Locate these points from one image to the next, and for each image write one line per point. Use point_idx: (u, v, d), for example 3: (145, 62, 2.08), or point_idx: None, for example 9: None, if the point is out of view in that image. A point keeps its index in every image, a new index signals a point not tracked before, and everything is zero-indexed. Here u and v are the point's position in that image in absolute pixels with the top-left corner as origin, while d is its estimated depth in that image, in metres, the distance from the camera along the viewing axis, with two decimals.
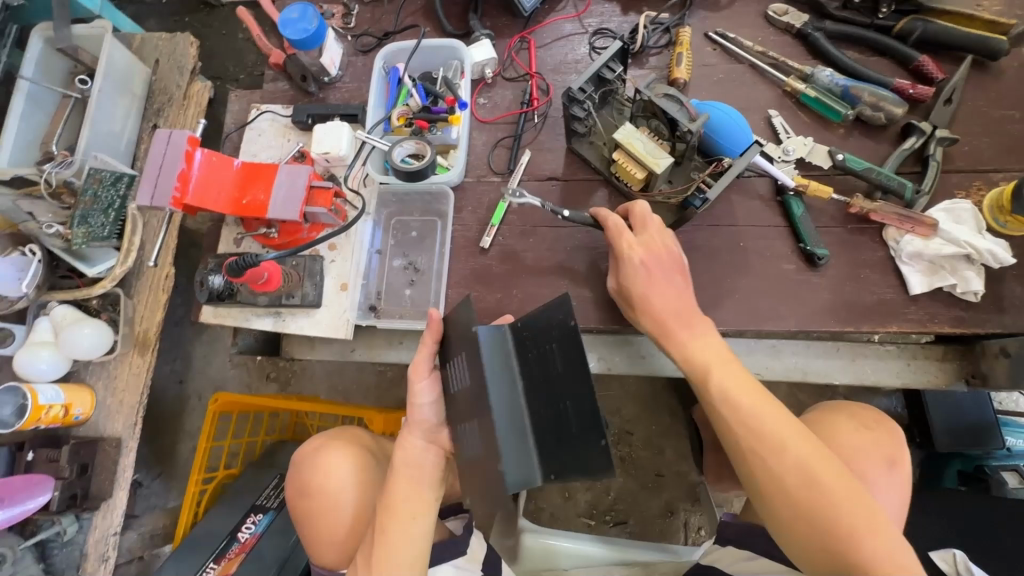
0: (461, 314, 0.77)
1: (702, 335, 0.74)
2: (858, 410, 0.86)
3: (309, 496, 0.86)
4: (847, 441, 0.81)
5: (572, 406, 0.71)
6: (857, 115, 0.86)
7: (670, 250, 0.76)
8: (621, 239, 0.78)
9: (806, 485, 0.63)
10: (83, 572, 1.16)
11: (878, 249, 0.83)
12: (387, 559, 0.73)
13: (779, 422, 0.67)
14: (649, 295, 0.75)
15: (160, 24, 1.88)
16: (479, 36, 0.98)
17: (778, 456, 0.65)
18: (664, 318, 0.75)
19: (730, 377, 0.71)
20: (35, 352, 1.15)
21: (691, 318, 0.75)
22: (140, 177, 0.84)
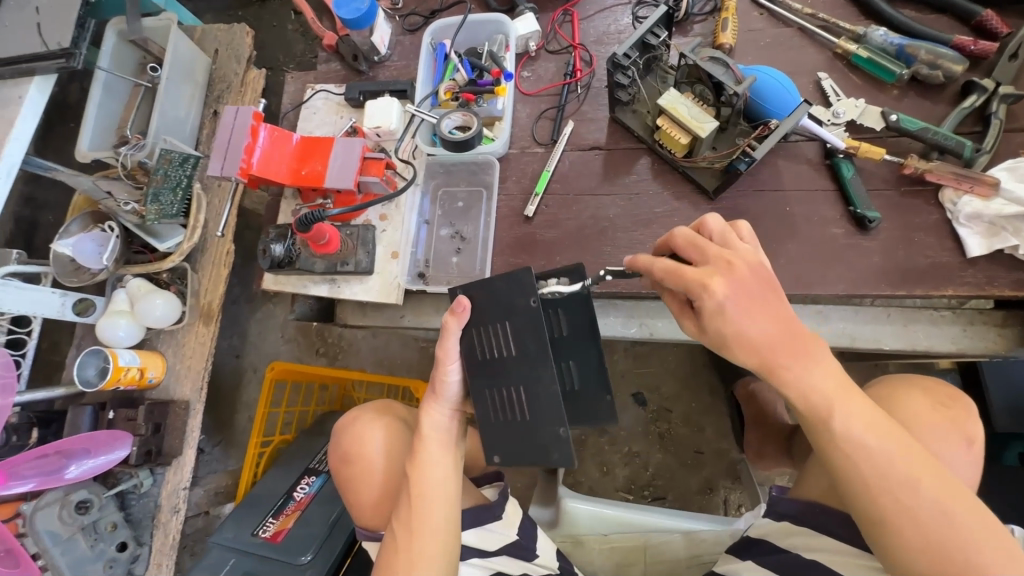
0: (496, 288, 0.73)
1: (819, 364, 0.61)
2: (928, 384, 0.77)
3: (349, 462, 0.90)
4: (918, 420, 0.72)
5: (575, 366, 0.77)
6: (912, 75, 0.84)
7: (749, 265, 0.62)
8: (687, 273, 0.63)
9: (944, 527, 0.56)
10: (157, 522, 1.27)
11: (933, 212, 0.81)
12: (419, 519, 0.75)
13: (909, 456, 0.59)
14: (743, 330, 0.60)
15: (216, 19, 1.99)
16: (523, 10, 1.00)
17: (910, 492, 0.57)
18: (768, 356, 0.60)
19: (852, 408, 0.60)
20: (115, 320, 1.26)
21: (799, 348, 0.60)
22: (211, 152, 0.90)
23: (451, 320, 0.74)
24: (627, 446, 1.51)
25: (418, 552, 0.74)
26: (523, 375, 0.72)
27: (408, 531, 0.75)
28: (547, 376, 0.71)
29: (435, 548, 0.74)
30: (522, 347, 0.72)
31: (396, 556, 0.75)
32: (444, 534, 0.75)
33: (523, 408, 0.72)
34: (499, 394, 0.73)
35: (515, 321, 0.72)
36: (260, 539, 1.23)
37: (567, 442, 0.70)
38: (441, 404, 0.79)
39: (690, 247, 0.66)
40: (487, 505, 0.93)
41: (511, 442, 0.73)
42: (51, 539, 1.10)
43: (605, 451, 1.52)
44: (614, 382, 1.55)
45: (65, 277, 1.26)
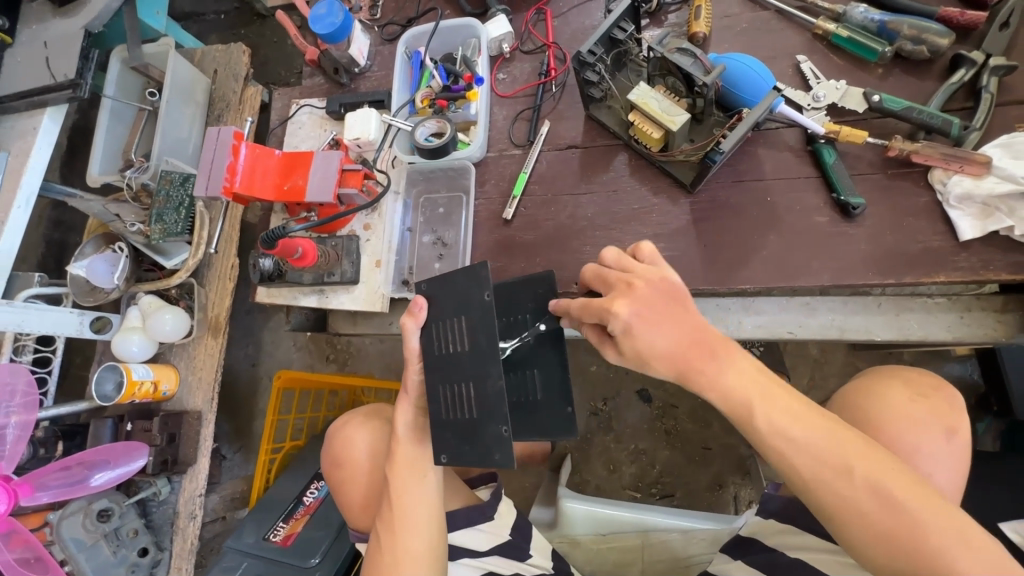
0: (457, 283, 0.75)
1: (731, 363, 0.63)
2: (908, 375, 0.73)
3: (340, 467, 0.92)
4: (892, 415, 0.69)
5: (539, 374, 0.78)
6: (897, 52, 0.81)
7: (650, 281, 0.64)
8: (596, 302, 0.65)
9: (882, 507, 0.55)
10: (176, 528, 1.33)
11: (923, 194, 0.77)
12: (401, 519, 0.77)
13: (837, 443, 0.58)
14: (650, 342, 0.62)
15: (220, 39, 2.05)
16: (495, 12, 1.00)
17: (842, 479, 0.57)
18: (683, 361, 0.62)
19: (772, 402, 0.61)
20: (127, 336, 1.32)
21: (712, 348, 0.63)
22: (198, 172, 0.94)
23: (410, 321, 0.77)
24: (633, 443, 1.49)
25: (402, 551, 0.75)
26: (473, 372, 0.72)
27: (391, 532, 0.77)
28: (492, 374, 0.71)
29: (419, 546, 0.76)
30: (474, 343, 0.73)
31: (381, 556, 0.77)
32: (427, 532, 0.77)
33: (472, 406, 0.72)
34: (452, 389, 0.74)
35: (469, 314, 0.73)
36: (271, 543, 1.27)
37: (506, 442, 0.68)
38: (410, 402, 0.81)
39: (598, 281, 0.68)
40: (479, 505, 0.90)
41: (458, 440, 0.72)
42: (76, 547, 1.16)
43: (611, 449, 1.50)
44: (619, 379, 1.54)
45: (81, 297, 1.33)
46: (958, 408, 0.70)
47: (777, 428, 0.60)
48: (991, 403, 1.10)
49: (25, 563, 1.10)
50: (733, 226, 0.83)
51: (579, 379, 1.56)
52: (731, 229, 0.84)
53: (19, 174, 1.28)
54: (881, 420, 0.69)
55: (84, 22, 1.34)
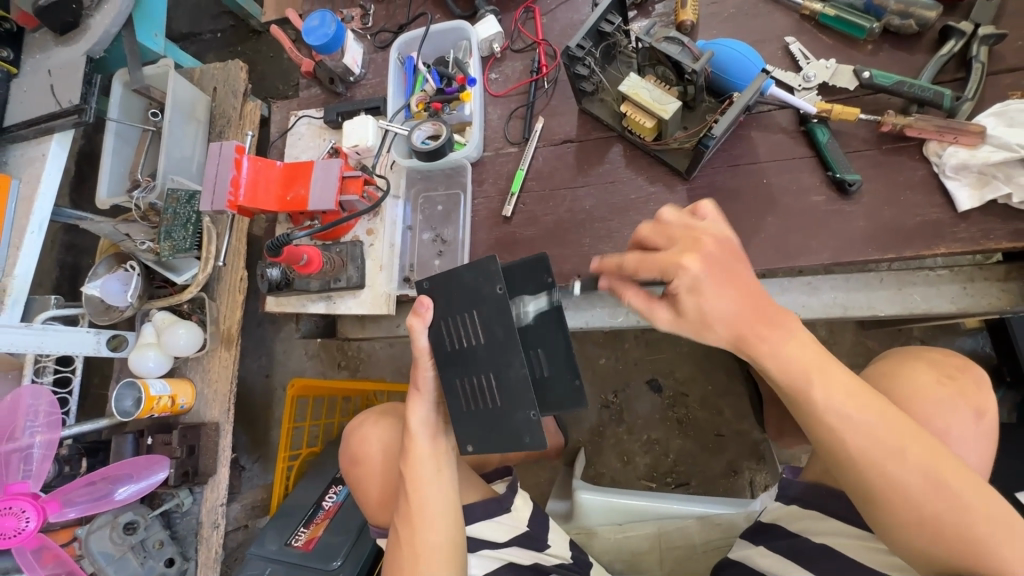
0: (467, 277, 0.77)
1: (792, 340, 0.61)
2: (932, 355, 0.74)
3: (358, 464, 0.94)
4: (919, 395, 0.69)
5: (544, 354, 0.77)
6: (885, 28, 0.81)
7: (717, 240, 0.62)
8: (658, 257, 0.62)
9: (934, 493, 0.57)
10: (201, 537, 1.36)
11: (919, 167, 0.77)
12: (418, 514, 0.78)
13: (892, 427, 0.59)
14: (719, 306, 0.60)
15: (218, 57, 2.08)
16: (484, 13, 1.01)
17: (898, 462, 0.58)
18: (745, 328, 0.61)
19: (831, 380, 0.61)
20: (144, 353, 1.35)
21: (772, 320, 0.61)
22: (202, 189, 0.97)
23: (416, 320, 0.77)
24: (646, 434, 1.50)
25: (420, 545, 0.77)
26: (495, 363, 0.75)
27: (409, 527, 0.78)
28: (513, 364, 0.74)
29: (437, 540, 0.77)
30: (490, 335, 0.75)
31: (401, 550, 0.78)
32: (445, 527, 0.78)
33: (495, 395, 0.75)
34: (470, 381, 0.76)
35: (483, 306, 0.75)
36: (293, 548, 1.29)
37: (535, 425, 0.72)
38: (423, 399, 0.82)
39: (658, 236, 0.65)
40: (497, 498, 0.92)
41: (483, 429, 0.75)
42: (105, 559, 1.20)
43: (624, 440, 1.51)
44: (628, 370, 1.54)
45: (97, 317, 1.36)
46: (984, 386, 0.71)
47: (832, 407, 0.60)
48: (1004, 374, 1.09)
49: None
50: (731, 210, 0.84)
51: (589, 373, 1.57)
52: (729, 213, 0.84)
53: (31, 200, 1.32)
54: (914, 400, 0.69)
55: (85, 49, 1.38)
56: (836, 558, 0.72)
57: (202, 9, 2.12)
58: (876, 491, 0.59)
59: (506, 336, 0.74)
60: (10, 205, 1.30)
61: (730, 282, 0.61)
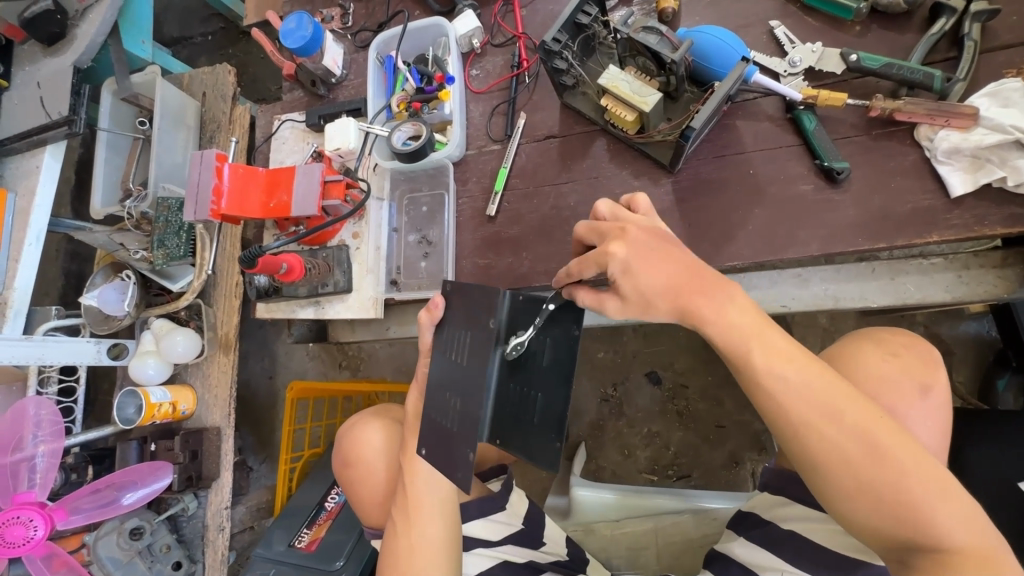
0: (473, 292, 0.72)
1: (733, 303, 0.60)
2: (881, 335, 0.72)
3: (350, 464, 0.91)
4: (862, 374, 0.68)
5: (541, 399, 0.70)
6: (872, 7, 0.78)
7: (641, 227, 0.63)
8: (592, 253, 0.63)
9: (871, 459, 0.55)
10: (207, 541, 1.38)
11: (910, 152, 0.75)
12: (416, 512, 0.78)
13: (831, 389, 0.57)
14: (653, 287, 0.61)
15: (210, 60, 2.08)
16: (463, 8, 0.99)
17: (834, 426, 0.56)
18: (684, 295, 0.61)
19: (770, 342, 0.59)
20: (143, 360, 1.36)
21: (711, 288, 0.61)
22: (186, 198, 0.96)
23: (425, 316, 0.77)
24: (646, 426, 1.49)
25: (417, 543, 0.76)
26: (464, 389, 0.70)
27: (406, 525, 0.78)
28: (479, 397, 0.68)
29: (434, 538, 0.77)
30: (471, 359, 0.71)
31: (397, 548, 0.77)
32: (442, 525, 0.78)
33: (455, 420, 0.70)
34: (445, 396, 0.73)
35: (476, 325, 0.71)
36: (297, 549, 1.30)
37: (468, 467, 0.66)
38: (418, 393, 0.83)
39: (594, 234, 0.66)
40: (493, 496, 0.92)
41: (437, 443, 0.72)
42: (112, 564, 1.24)
43: (625, 433, 1.50)
44: (627, 363, 1.53)
45: (96, 326, 1.38)
46: (931, 361, 0.69)
47: (769, 369, 0.59)
48: (1009, 359, 1.06)
49: None
50: (716, 203, 0.82)
51: (587, 367, 1.56)
52: (715, 205, 0.82)
53: (27, 213, 1.33)
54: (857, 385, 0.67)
55: (73, 59, 1.37)
56: (826, 554, 0.71)
57: (191, 12, 2.11)
58: (814, 457, 0.57)
59: (478, 365, 0.69)
60: (6, 219, 1.31)
61: (654, 259, 0.61)
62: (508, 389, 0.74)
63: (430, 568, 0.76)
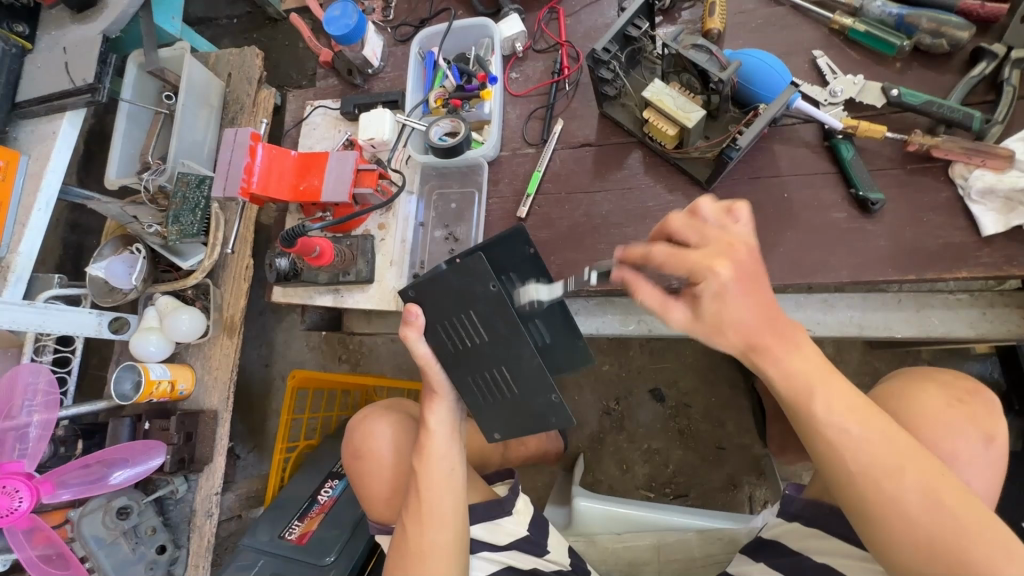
0: (461, 276, 0.73)
1: (799, 351, 0.62)
2: (942, 376, 0.73)
3: (361, 459, 0.89)
4: (929, 417, 0.68)
5: (541, 322, 0.81)
6: (915, 46, 0.80)
7: (748, 247, 0.61)
8: (690, 257, 0.60)
9: (934, 515, 0.55)
10: (193, 526, 1.34)
11: (944, 190, 0.77)
12: (428, 512, 0.75)
13: (892, 442, 0.59)
14: (740, 315, 0.60)
15: (233, 42, 2.07)
16: (508, 11, 1.00)
17: (894, 481, 0.57)
18: (758, 338, 0.61)
19: (832, 391, 0.61)
20: (145, 336, 1.34)
21: (783, 331, 0.61)
22: (215, 174, 0.95)
23: (409, 329, 0.75)
24: (646, 443, 1.49)
25: (427, 544, 0.73)
26: (507, 361, 0.74)
27: (417, 524, 0.75)
28: (524, 356, 0.73)
29: (444, 541, 0.73)
30: (492, 332, 0.73)
31: (408, 548, 0.75)
32: (454, 528, 0.75)
33: (511, 386, 0.75)
34: (482, 378, 0.75)
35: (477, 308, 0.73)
36: (287, 541, 1.27)
37: (558, 408, 0.73)
38: (442, 401, 0.79)
39: (691, 232, 0.63)
40: (498, 499, 0.86)
41: (507, 418, 0.76)
42: (96, 543, 1.19)
43: (624, 448, 1.50)
44: (632, 378, 1.53)
45: (100, 298, 1.34)
46: (995, 411, 0.70)
47: (829, 418, 0.60)
48: (1012, 402, 1.06)
49: (47, 559, 1.13)
50: (749, 223, 0.83)
51: (591, 379, 1.56)
52: (747, 225, 0.83)
53: (39, 178, 1.30)
54: (920, 426, 0.68)
55: (102, 28, 1.36)
56: None
57: None
58: (871, 511, 0.58)
59: (507, 329, 0.72)
60: (17, 181, 1.29)
61: (757, 290, 0.60)
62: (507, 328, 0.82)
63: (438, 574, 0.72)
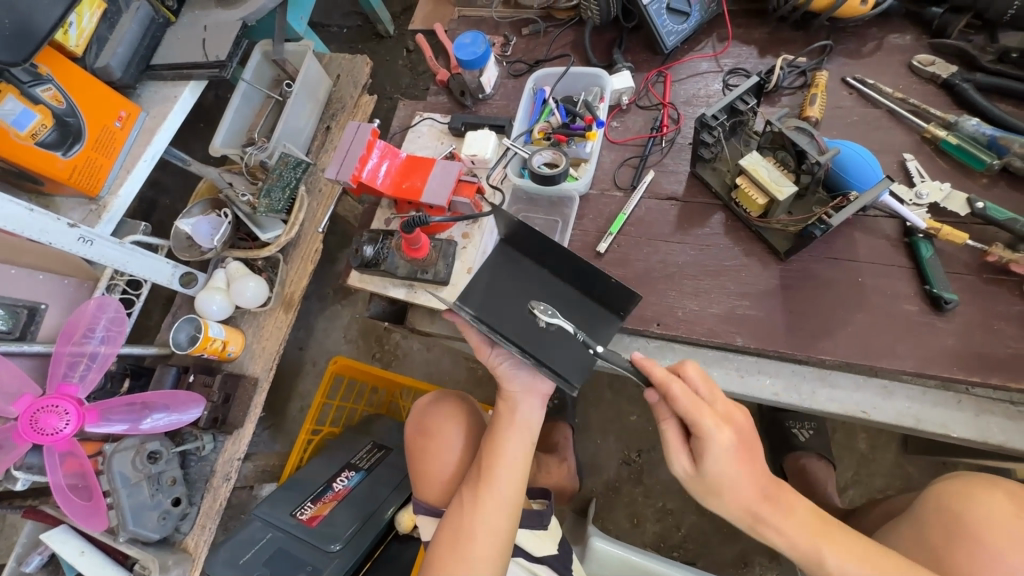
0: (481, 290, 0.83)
1: (793, 513, 0.70)
2: (1013, 486, 0.78)
3: (427, 436, 0.98)
4: (991, 526, 0.74)
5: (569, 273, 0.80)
6: (1004, 166, 0.85)
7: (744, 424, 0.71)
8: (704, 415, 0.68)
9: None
10: (209, 486, 1.37)
11: (1017, 303, 0.81)
12: (485, 494, 0.79)
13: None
14: (725, 475, 0.69)
15: (339, 48, 2.24)
16: (621, 68, 1.09)
17: None
18: (753, 513, 0.70)
19: (840, 553, 0.69)
20: (211, 295, 1.39)
21: (775, 496, 0.71)
22: (331, 156, 1.05)
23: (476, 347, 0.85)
24: (662, 501, 1.47)
25: (480, 526, 0.77)
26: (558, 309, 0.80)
27: (473, 505, 0.79)
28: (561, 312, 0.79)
29: (499, 526, 0.77)
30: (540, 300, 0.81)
31: (457, 525, 0.79)
32: (507, 517, 0.78)
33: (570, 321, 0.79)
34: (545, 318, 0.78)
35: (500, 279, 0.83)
36: (297, 520, 1.26)
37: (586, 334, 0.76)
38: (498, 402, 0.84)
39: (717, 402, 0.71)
40: (537, 511, 0.91)
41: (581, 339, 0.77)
42: (122, 481, 1.20)
43: (638, 502, 1.49)
44: (657, 433, 1.54)
45: (180, 251, 1.44)
46: None
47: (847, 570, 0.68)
48: None
49: (74, 488, 1.11)
50: (821, 299, 0.87)
51: (616, 428, 1.56)
52: (820, 301, 0.87)
53: (152, 133, 1.31)
54: (980, 528, 0.75)
55: (242, 15, 1.39)
56: None
57: (337, 6, 2.30)
58: None
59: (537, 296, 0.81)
60: (132, 133, 1.29)
61: (748, 455, 0.69)
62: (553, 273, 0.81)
63: (485, 557, 0.76)
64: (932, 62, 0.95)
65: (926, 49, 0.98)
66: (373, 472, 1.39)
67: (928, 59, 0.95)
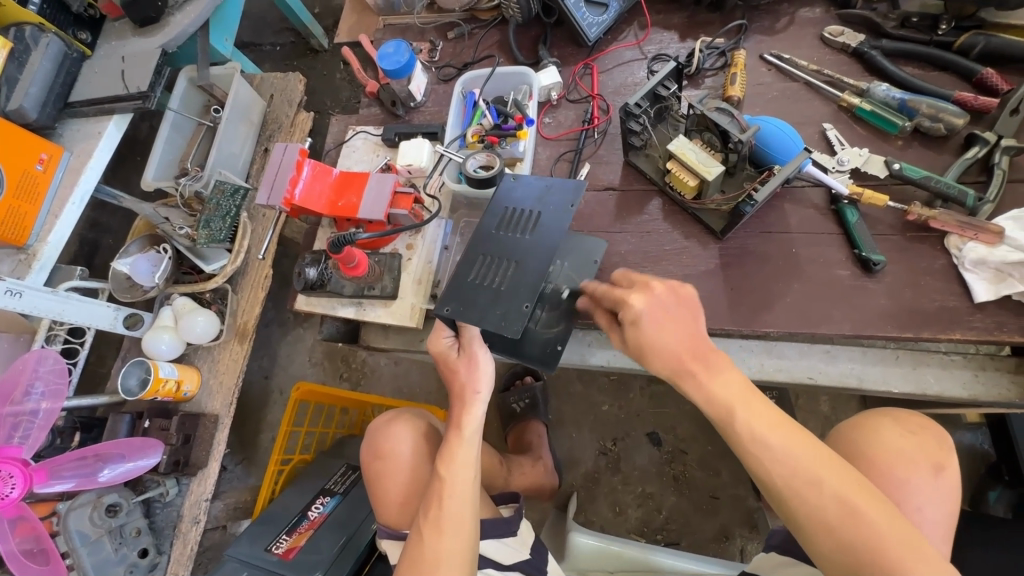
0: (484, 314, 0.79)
1: (723, 372, 0.68)
2: (898, 412, 0.81)
3: (379, 459, 0.97)
4: (883, 451, 0.76)
5: (512, 265, 0.81)
6: (915, 127, 0.88)
7: (666, 288, 0.72)
8: (615, 292, 0.74)
9: (848, 519, 0.61)
10: (178, 532, 1.32)
11: (939, 257, 0.84)
12: (446, 519, 0.78)
13: (814, 457, 0.63)
14: (650, 335, 0.69)
15: (274, 67, 2.18)
16: (547, 64, 1.10)
17: (816, 493, 0.62)
18: (680, 362, 0.68)
19: (754, 412, 0.66)
20: (159, 335, 1.34)
21: (703, 354, 0.68)
22: (260, 181, 1.02)
23: (467, 357, 0.83)
24: (641, 486, 1.49)
25: (440, 551, 0.76)
26: (520, 254, 0.82)
27: (436, 532, 0.77)
28: (530, 263, 0.81)
29: (460, 547, 0.77)
30: (522, 263, 0.81)
31: (422, 553, 0.77)
32: (468, 536, 0.78)
33: (517, 255, 0.82)
34: (494, 261, 0.83)
35: (501, 292, 0.80)
36: (272, 555, 1.22)
37: (525, 243, 0.83)
38: (473, 403, 0.81)
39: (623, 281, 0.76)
40: (504, 519, 0.91)
41: (503, 242, 0.84)
42: (80, 540, 1.16)
43: (618, 490, 1.50)
44: (630, 420, 1.55)
45: (120, 293, 1.37)
46: (946, 445, 0.77)
47: (754, 435, 0.65)
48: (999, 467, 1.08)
49: (30, 555, 1.04)
50: (761, 273, 0.89)
51: (590, 419, 1.57)
52: (759, 275, 0.89)
53: (78, 174, 1.24)
54: (872, 454, 0.76)
55: (161, 42, 1.32)
56: None
57: (266, 23, 2.24)
58: (800, 518, 0.63)
59: (513, 263, 0.82)
60: (56, 175, 1.23)
61: (674, 318, 0.69)
62: (501, 268, 0.82)
63: None
64: (842, 33, 0.97)
65: (835, 20, 1.01)
66: (349, 495, 1.35)
67: (838, 30, 0.98)
